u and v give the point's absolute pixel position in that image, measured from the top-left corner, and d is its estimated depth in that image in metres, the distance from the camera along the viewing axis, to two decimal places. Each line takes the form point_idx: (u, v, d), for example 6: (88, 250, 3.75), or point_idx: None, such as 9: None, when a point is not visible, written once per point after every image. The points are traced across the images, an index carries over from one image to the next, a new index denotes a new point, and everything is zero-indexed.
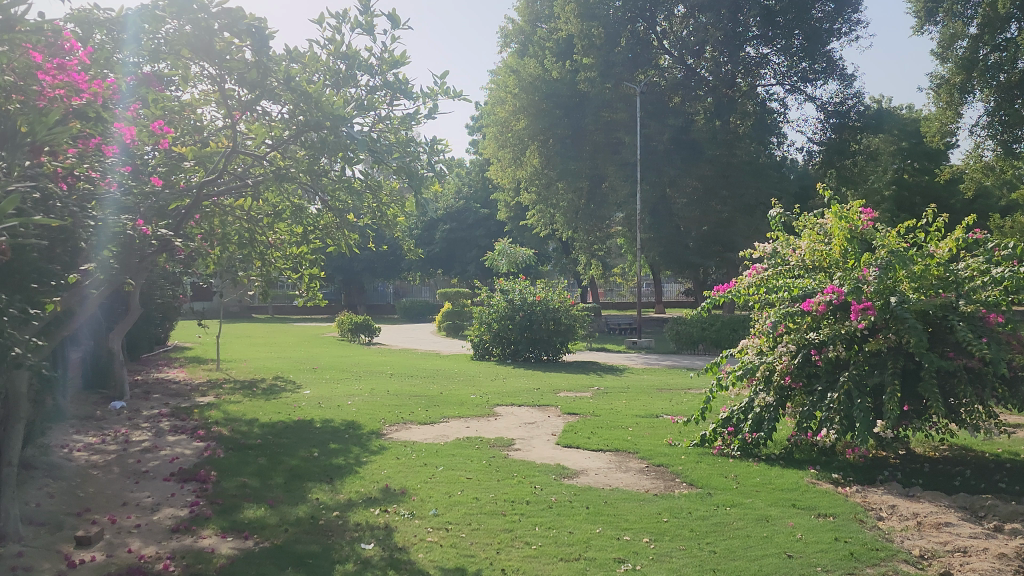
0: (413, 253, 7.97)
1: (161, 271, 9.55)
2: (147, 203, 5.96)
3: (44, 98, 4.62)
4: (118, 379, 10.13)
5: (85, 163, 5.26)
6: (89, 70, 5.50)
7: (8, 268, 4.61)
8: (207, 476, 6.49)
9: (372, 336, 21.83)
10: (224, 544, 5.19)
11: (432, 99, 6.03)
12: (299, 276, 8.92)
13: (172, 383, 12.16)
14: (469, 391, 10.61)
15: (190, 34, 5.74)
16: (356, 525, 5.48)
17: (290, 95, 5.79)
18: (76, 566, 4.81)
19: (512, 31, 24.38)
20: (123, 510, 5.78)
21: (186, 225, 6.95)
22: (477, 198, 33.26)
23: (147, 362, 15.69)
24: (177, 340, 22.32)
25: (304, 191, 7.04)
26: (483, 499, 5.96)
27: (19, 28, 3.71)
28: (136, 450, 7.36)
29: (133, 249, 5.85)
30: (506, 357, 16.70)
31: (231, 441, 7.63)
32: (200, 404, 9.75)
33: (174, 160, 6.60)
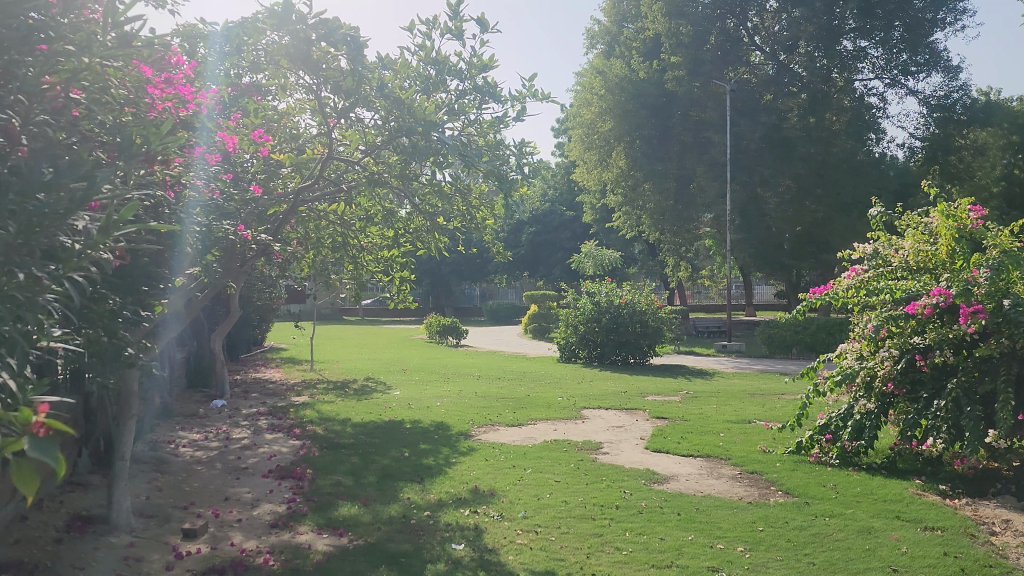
0: (502, 256, 8.00)
1: (260, 274, 9.89)
2: (247, 209, 6.22)
3: (155, 112, 4.81)
4: (219, 379, 10.51)
5: (192, 172, 5.47)
6: (193, 83, 5.75)
7: (121, 272, 4.85)
8: (303, 474, 6.68)
9: (459, 338, 22.07)
10: (320, 540, 5.33)
11: (521, 102, 6.04)
12: (389, 279, 9.07)
13: (270, 383, 12.60)
14: (556, 393, 10.58)
15: (289, 45, 5.91)
16: (447, 526, 5.54)
17: (384, 102, 5.91)
18: (183, 557, 5.02)
19: (598, 32, 24.28)
20: (226, 504, 6.01)
21: (283, 229, 7.18)
22: (562, 200, 33.25)
23: (247, 362, 16.27)
24: (275, 341, 23.21)
25: (395, 196, 7.17)
26: (573, 502, 5.93)
27: (135, 44, 3.89)
28: (236, 447, 7.63)
29: (234, 253, 6.21)
30: (593, 360, 16.62)
31: (325, 440, 7.83)
32: (296, 403, 10.04)
33: (272, 166, 6.81)
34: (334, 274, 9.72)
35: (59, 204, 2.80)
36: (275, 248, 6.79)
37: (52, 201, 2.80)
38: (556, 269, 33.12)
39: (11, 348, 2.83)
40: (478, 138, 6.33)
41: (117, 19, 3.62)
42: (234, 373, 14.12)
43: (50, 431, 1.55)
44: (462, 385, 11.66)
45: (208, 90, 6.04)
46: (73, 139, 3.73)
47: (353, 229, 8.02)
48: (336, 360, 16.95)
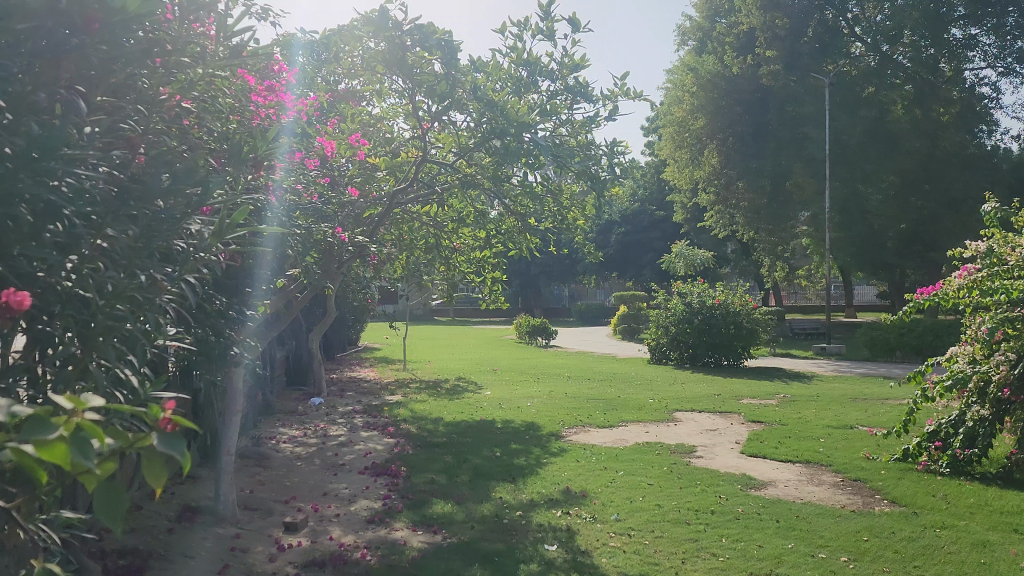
0: (593, 256, 7.94)
1: (356, 275, 10.15)
2: (344, 212, 6.56)
3: (257, 121, 4.99)
4: (317, 377, 10.85)
5: (292, 176, 5.63)
6: (296, 91, 6.14)
7: (227, 274, 5.06)
8: (398, 471, 6.81)
9: (548, 339, 22.09)
10: (415, 537, 5.42)
11: (613, 101, 5.99)
12: (481, 280, 9.17)
13: (365, 382, 12.92)
14: (647, 395, 10.46)
15: (384, 51, 6.09)
16: (540, 526, 5.54)
17: (477, 104, 5.97)
18: (285, 549, 5.19)
19: (690, 28, 23.92)
20: (324, 499, 6.19)
21: (378, 231, 7.34)
22: (652, 199, 32.87)
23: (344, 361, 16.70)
24: (369, 340, 23.83)
25: (487, 198, 7.24)
26: (666, 506, 5.84)
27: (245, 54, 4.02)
28: (334, 444, 7.85)
29: (332, 255, 6.41)
30: (684, 362, 16.35)
31: (418, 438, 7.97)
32: (390, 402, 10.26)
33: (368, 170, 6.97)
34: (426, 276, 9.86)
35: (175, 211, 3.04)
36: (371, 249, 6.96)
37: (169, 207, 3.02)
38: (646, 269, 32.74)
39: (133, 347, 3.01)
40: (570, 138, 6.30)
41: (230, 32, 3.76)
42: (331, 372, 14.54)
43: (177, 426, 1.61)
44: (552, 385, 11.67)
45: (306, 97, 6.23)
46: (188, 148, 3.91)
47: (445, 231, 8.11)
48: (428, 359, 17.24)
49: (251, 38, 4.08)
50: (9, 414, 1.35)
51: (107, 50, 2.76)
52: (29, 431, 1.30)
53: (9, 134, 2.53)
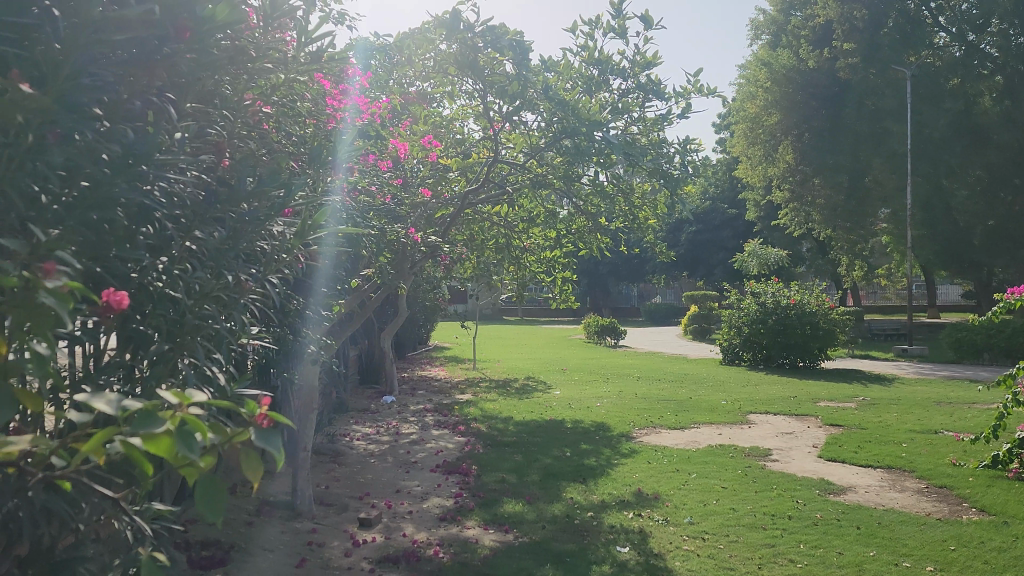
0: (664, 256, 7.86)
1: (427, 275, 10.26)
2: (417, 213, 6.78)
3: (332, 124, 5.11)
4: (388, 375, 11.01)
5: (366, 177, 5.70)
6: (369, 93, 6.20)
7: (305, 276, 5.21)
8: (469, 470, 6.86)
9: (617, 338, 21.93)
10: (487, 535, 5.46)
11: (686, 98, 5.90)
12: (551, 279, 9.16)
13: (435, 380, 13.05)
14: (719, 397, 10.30)
15: (457, 52, 6.12)
16: (612, 528, 5.50)
17: (548, 104, 5.95)
18: (360, 545, 5.29)
19: (764, 22, 23.41)
20: (397, 496, 6.28)
21: (450, 231, 7.40)
22: (723, 197, 32.30)
23: (415, 360, 16.92)
24: (438, 339, 24.11)
25: (558, 198, 7.23)
26: (741, 510, 5.73)
27: (323, 57, 4.10)
28: (405, 442, 7.96)
29: (405, 256, 6.52)
30: (757, 363, 16.02)
31: (489, 437, 8.01)
32: (460, 401, 10.34)
33: (440, 171, 7.04)
34: (496, 276, 9.90)
35: (259, 212, 3.11)
36: (442, 250, 7.05)
37: (254, 209, 3.10)
38: (716, 269, 32.22)
39: (219, 343, 3.13)
40: (642, 137, 6.24)
41: (309, 38, 3.85)
42: (402, 370, 14.73)
43: (270, 423, 1.65)
44: (621, 386, 11.57)
45: (380, 101, 6.35)
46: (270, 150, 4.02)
47: (515, 231, 8.13)
48: (497, 359, 17.32)
49: (329, 43, 4.16)
50: (118, 408, 1.42)
51: (196, 58, 2.85)
52: (137, 425, 1.36)
53: (107, 140, 2.64)
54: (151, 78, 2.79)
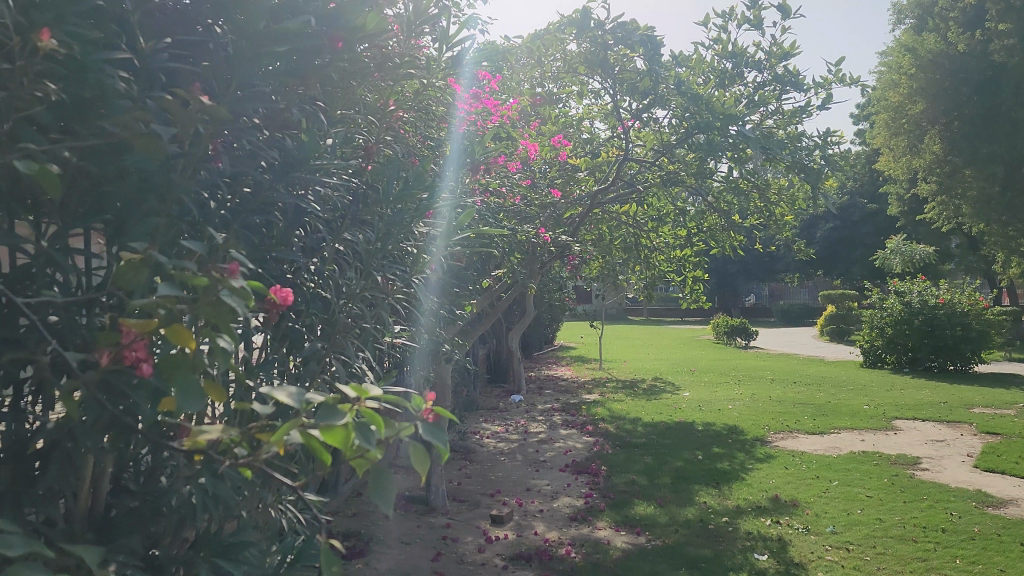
0: (803, 254, 7.56)
1: (554, 275, 10.30)
2: (547, 213, 6.83)
3: (461, 126, 5.25)
4: (516, 374, 11.14)
5: (496, 178, 5.81)
6: (500, 96, 6.32)
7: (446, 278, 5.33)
8: (599, 470, 6.84)
9: (748, 339, 21.28)
10: (618, 537, 5.41)
11: (827, 88, 5.65)
12: (682, 279, 9.00)
13: (562, 380, 13.09)
14: (860, 401, 9.82)
15: (587, 51, 6.18)
16: (748, 534, 5.34)
17: (680, 99, 5.85)
18: (493, 541, 5.37)
19: (907, 5, 22.12)
20: (527, 494, 6.33)
21: (579, 231, 7.40)
22: (862, 192, 30.76)
23: (543, 360, 17.00)
24: (563, 340, 24.23)
25: (690, 195, 7.10)
26: (889, 521, 5.44)
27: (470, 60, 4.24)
28: (534, 441, 8.01)
29: (535, 257, 6.58)
30: (901, 366, 15.16)
31: (618, 438, 7.95)
32: (588, 401, 10.32)
33: (568, 171, 7.04)
34: (623, 275, 9.81)
35: (405, 214, 3.20)
36: (572, 250, 7.05)
37: (402, 211, 3.19)
38: (854, 267, 30.75)
39: (366, 342, 3.26)
40: (779, 129, 6.02)
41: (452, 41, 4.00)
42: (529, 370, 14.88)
43: (434, 418, 1.73)
44: (754, 388, 11.23)
45: (510, 102, 6.45)
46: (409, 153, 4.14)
47: (645, 230, 8.03)
48: (624, 359, 17.18)
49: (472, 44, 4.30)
50: (303, 400, 1.53)
51: (348, 67, 2.95)
52: (320, 417, 1.48)
53: (266, 147, 2.80)
54: (306, 94, 2.91)
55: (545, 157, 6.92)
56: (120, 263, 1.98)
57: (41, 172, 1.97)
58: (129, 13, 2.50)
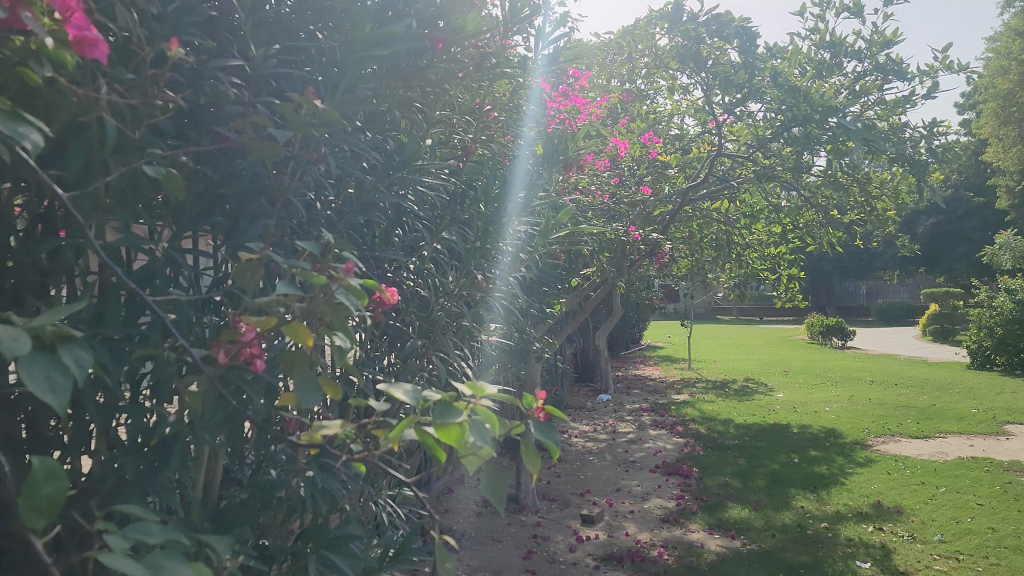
0: (907, 250, 7.26)
1: (643, 274, 10.22)
2: (636, 211, 6.79)
3: (550, 125, 5.26)
4: (603, 373, 11.10)
5: (585, 177, 5.80)
6: (591, 94, 6.39)
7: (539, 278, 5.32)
8: (690, 472, 6.73)
9: (844, 339, 20.57)
10: (712, 540, 5.31)
11: (932, 76, 5.41)
12: (776, 277, 8.79)
13: (651, 380, 12.96)
14: (968, 404, 9.36)
15: (680, 45, 6.18)
16: (848, 541, 5.15)
17: (776, 92, 5.70)
18: (583, 541, 5.35)
19: None
20: (618, 495, 6.29)
21: (669, 228, 7.32)
22: (967, 185, 29.32)
23: (629, 360, 16.87)
24: (650, 340, 24.00)
25: (786, 190, 6.93)
26: (1002, 531, 5.16)
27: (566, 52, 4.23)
28: (624, 441, 7.96)
29: (625, 254, 6.54)
30: (1013, 369, 14.35)
31: (710, 439, 7.81)
32: (678, 402, 10.18)
33: (658, 169, 7.08)
34: (713, 273, 9.63)
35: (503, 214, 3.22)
36: (663, 248, 6.97)
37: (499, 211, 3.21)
38: (958, 264, 29.32)
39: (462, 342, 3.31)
40: (881, 120, 5.81)
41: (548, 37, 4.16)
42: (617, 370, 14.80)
43: (547, 418, 1.73)
44: (851, 390, 10.85)
45: (601, 100, 6.44)
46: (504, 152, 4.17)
47: (738, 227, 7.89)
48: (716, 360, 16.85)
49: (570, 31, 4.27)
50: (420, 396, 1.55)
51: (447, 67, 2.99)
52: (438, 414, 1.49)
53: (370, 148, 2.86)
54: (409, 95, 2.95)
55: (636, 154, 6.96)
56: (239, 263, 2.06)
57: (166, 175, 2.07)
58: (241, 22, 2.59)
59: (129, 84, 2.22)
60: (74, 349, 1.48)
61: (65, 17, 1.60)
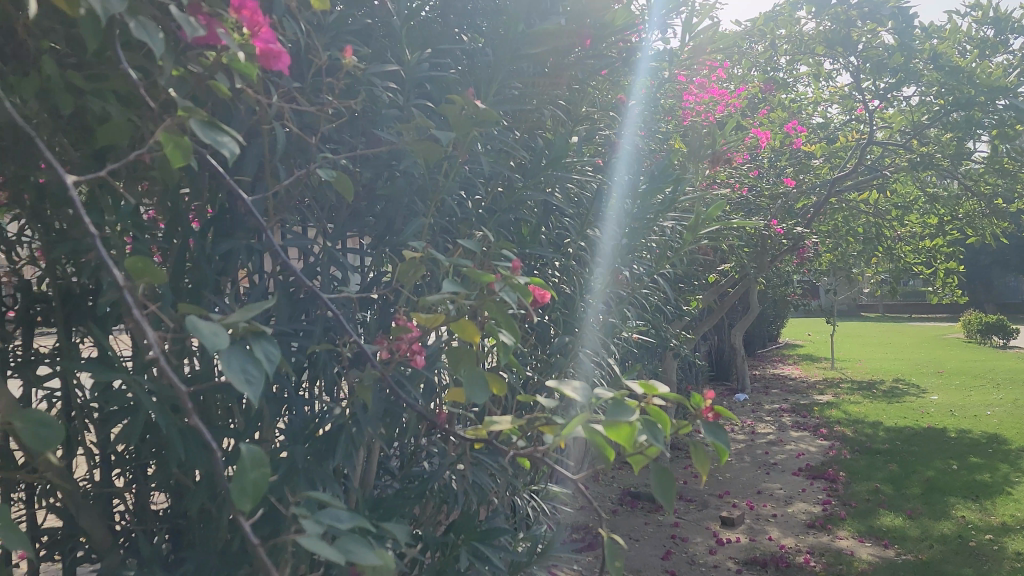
0: None
1: (784, 270, 9.94)
2: (776, 205, 6.65)
3: (691, 120, 5.19)
4: (740, 372, 10.86)
5: (727, 170, 5.70)
6: (731, 84, 6.32)
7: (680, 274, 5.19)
8: (837, 476, 6.46)
9: (1004, 339, 19.15)
10: (863, 548, 5.06)
11: None
12: (931, 272, 8.34)
13: (791, 379, 12.56)
14: None
15: (829, 29, 6.48)
16: (1018, 555, 4.78)
17: (936, 75, 5.95)
18: (724, 544, 5.22)
19: None
20: (759, 497, 6.12)
21: (813, 222, 7.10)
22: None
23: (767, 359, 16.39)
24: (787, 339, 23.24)
25: (945, 174, 6.58)
26: None
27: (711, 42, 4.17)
28: (764, 442, 7.75)
29: (765, 249, 6.41)
30: None
31: (857, 442, 7.47)
32: (821, 402, 9.80)
33: (801, 159, 7.02)
34: (858, 267, 9.25)
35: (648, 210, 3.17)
36: (807, 242, 6.75)
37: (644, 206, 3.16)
38: None
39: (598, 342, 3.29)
40: None
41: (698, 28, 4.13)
42: (754, 369, 14.45)
43: (715, 417, 1.70)
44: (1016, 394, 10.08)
45: (740, 90, 6.28)
46: (652, 146, 4.13)
47: (888, 219, 7.54)
48: (861, 359, 16.11)
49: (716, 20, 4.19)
50: (591, 395, 1.56)
51: (595, 63, 3.00)
52: (611, 411, 1.48)
53: (519, 147, 2.90)
54: (559, 94, 2.98)
55: (780, 144, 6.95)
56: (404, 262, 2.15)
57: (337, 177, 2.16)
58: (398, 29, 2.69)
59: (298, 92, 2.35)
60: (264, 343, 1.57)
61: (253, 30, 1.69)
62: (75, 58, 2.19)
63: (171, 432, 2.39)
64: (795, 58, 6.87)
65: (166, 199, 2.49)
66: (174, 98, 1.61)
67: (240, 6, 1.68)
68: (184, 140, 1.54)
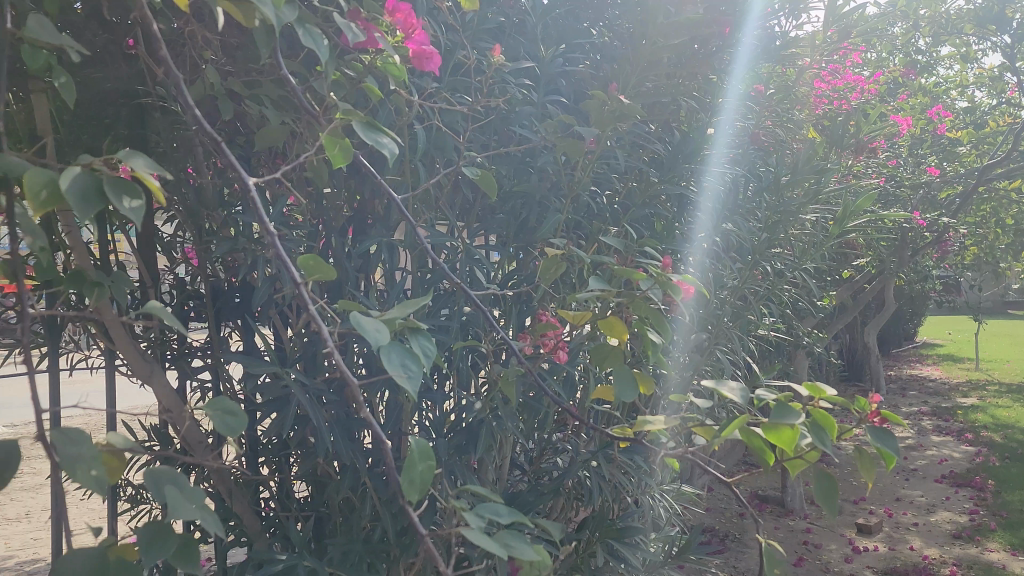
0: None
1: (923, 266, 9.45)
2: (917, 196, 6.36)
3: (828, 110, 5.02)
4: (873, 372, 10.38)
5: (866, 161, 5.47)
6: (868, 71, 6.10)
7: (816, 270, 5.02)
8: (985, 484, 6.06)
9: None
10: (1017, 562, 4.72)
11: None
12: None
13: (930, 381, 11.90)
14: None
15: (980, 8, 6.32)
16: None
17: None
18: (860, 552, 4.99)
19: None
20: (897, 504, 5.83)
21: (958, 213, 6.72)
22: None
23: (902, 359, 15.59)
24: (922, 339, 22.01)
25: None
26: None
27: (853, 27, 4.03)
28: (902, 447, 7.37)
29: (906, 242, 6.12)
30: None
31: (1007, 449, 6.99)
32: (965, 406, 9.23)
33: (946, 145, 6.90)
34: (1007, 261, 8.69)
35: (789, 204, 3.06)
36: (952, 234, 6.40)
37: None
38: None
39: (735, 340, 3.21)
40: None
41: (839, 13, 3.99)
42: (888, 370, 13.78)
43: (881, 423, 1.61)
44: None
45: (876, 75, 5.99)
46: (792, 137, 3.95)
47: None
48: (1008, 361, 15.07)
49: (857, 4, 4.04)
50: (751, 396, 1.50)
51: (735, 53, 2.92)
52: (774, 415, 1.42)
53: (654, 141, 2.87)
54: (694, 88, 2.89)
55: (924, 129, 6.88)
56: (545, 259, 2.17)
57: (480, 175, 2.19)
58: (535, 27, 2.72)
59: (439, 92, 2.40)
60: (420, 339, 1.61)
61: (408, 33, 1.74)
62: (236, 67, 2.34)
63: (319, 422, 2.51)
64: (939, 41, 6.73)
65: (313, 200, 2.60)
66: (335, 101, 1.68)
67: (394, 10, 1.73)
68: (346, 142, 1.65)
